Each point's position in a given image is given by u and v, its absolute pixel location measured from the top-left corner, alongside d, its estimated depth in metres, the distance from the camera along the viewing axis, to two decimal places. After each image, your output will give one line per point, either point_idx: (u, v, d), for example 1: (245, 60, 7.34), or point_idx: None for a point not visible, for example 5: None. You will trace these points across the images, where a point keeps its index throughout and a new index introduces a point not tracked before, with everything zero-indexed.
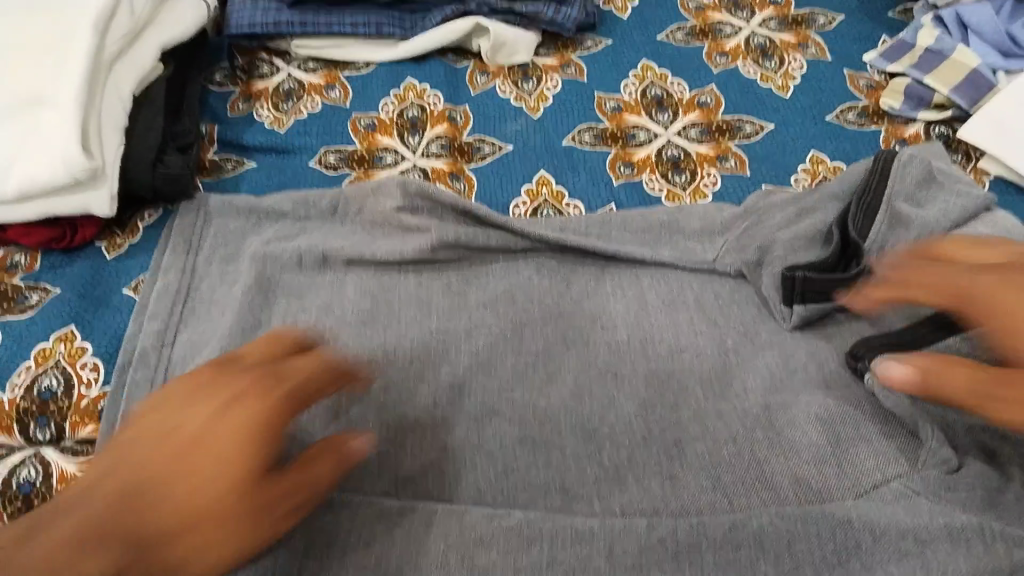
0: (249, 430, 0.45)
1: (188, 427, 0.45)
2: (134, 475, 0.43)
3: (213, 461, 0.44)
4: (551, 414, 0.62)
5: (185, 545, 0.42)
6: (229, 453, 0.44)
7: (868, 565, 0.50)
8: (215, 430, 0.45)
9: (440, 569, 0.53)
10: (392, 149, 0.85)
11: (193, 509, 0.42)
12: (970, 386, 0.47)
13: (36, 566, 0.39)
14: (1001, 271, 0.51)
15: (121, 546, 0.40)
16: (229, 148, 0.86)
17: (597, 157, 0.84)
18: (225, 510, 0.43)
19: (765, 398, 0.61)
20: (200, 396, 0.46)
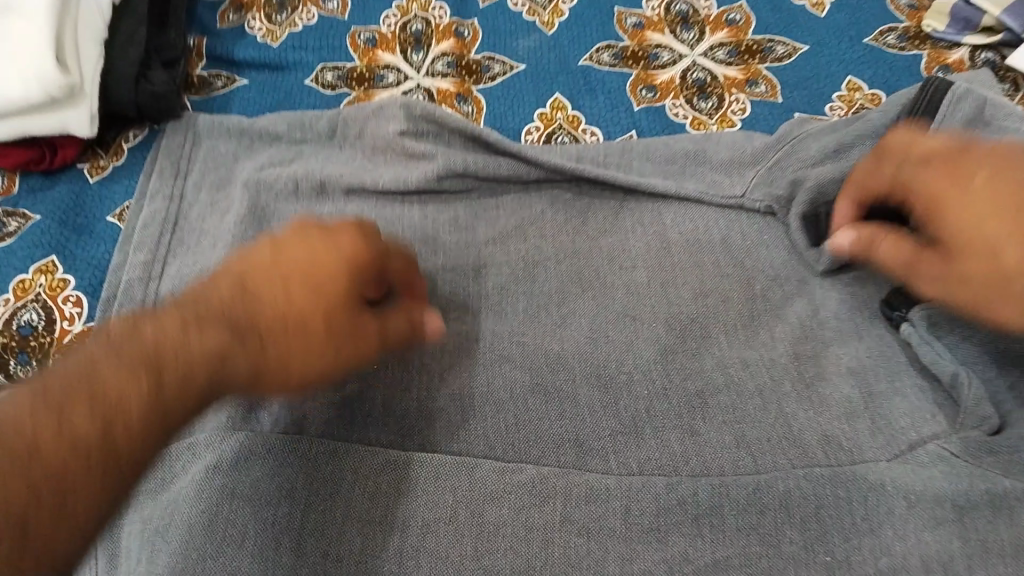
0: (344, 251, 0.46)
1: (285, 242, 0.46)
2: (248, 273, 0.45)
3: (310, 269, 0.45)
4: (564, 360, 0.58)
5: (285, 343, 0.43)
6: (326, 267, 0.45)
7: (900, 532, 0.48)
8: (311, 246, 0.46)
9: (450, 526, 0.50)
10: (393, 67, 0.79)
11: (292, 305, 0.43)
12: (902, 271, 0.52)
13: (157, 340, 0.40)
14: (945, 151, 0.51)
15: (232, 330, 0.42)
16: (219, 63, 0.80)
17: (616, 79, 0.78)
18: (324, 315, 0.44)
19: (794, 347, 0.57)
20: (298, 224, 0.48)
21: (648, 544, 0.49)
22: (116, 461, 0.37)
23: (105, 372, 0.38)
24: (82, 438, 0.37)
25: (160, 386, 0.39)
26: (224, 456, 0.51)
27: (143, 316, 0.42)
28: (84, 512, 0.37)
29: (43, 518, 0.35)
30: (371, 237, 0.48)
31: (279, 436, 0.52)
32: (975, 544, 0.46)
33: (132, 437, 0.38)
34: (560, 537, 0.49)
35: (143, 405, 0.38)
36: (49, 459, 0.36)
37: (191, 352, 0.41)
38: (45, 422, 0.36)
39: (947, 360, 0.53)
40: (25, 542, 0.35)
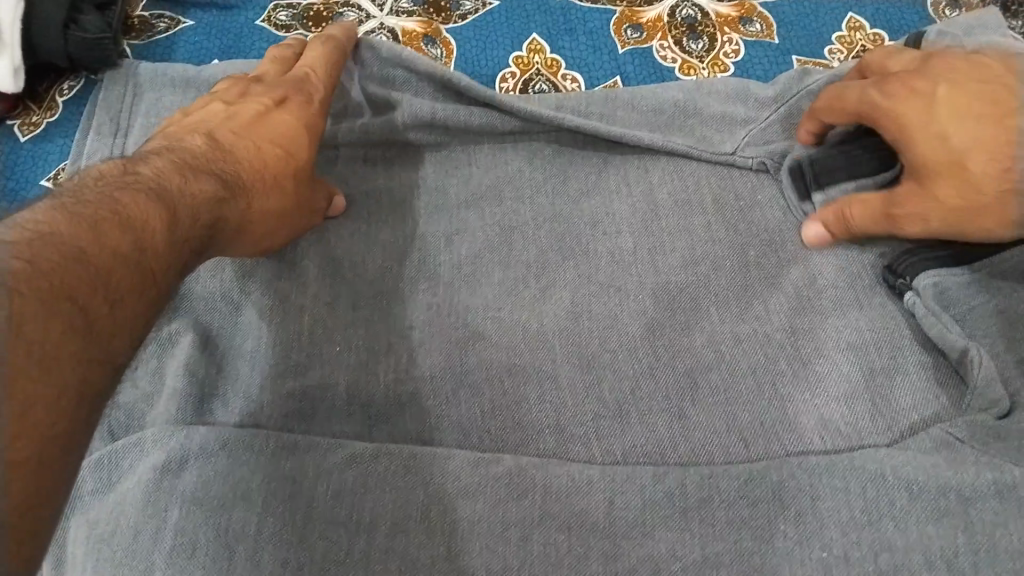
0: (300, 110, 0.56)
1: (245, 107, 0.56)
2: (204, 145, 0.51)
3: (285, 126, 0.55)
4: (544, 337, 0.54)
5: (265, 194, 0.51)
6: (294, 127, 0.55)
7: (902, 526, 0.43)
8: (277, 109, 0.56)
9: (420, 525, 0.46)
10: (354, 5, 0.72)
11: (273, 158, 0.53)
12: (881, 220, 0.53)
13: (155, 183, 0.44)
14: (901, 77, 0.56)
15: (212, 182, 0.48)
16: (162, 3, 0.72)
17: (599, 17, 0.72)
18: (292, 170, 0.53)
19: (790, 320, 0.53)
20: (233, 96, 0.57)
21: (632, 540, 0.45)
22: (150, 280, 0.40)
23: (121, 201, 0.41)
24: (120, 250, 0.39)
25: (171, 216, 0.43)
26: (174, 453, 0.47)
27: (131, 167, 0.45)
28: (131, 319, 0.38)
29: (104, 318, 0.36)
30: (315, 89, 0.58)
31: (233, 432, 0.48)
32: (981, 540, 0.42)
33: (158, 259, 0.41)
34: (539, 534, 0.45)
35: (162, 229, 0.42)
36: (97, 263, 0.37)
37: (187, 198, 0.45)
38: (84, 233, 0.38)
39: (956, 333, 0.49)
40: (91, 337, 0.35)
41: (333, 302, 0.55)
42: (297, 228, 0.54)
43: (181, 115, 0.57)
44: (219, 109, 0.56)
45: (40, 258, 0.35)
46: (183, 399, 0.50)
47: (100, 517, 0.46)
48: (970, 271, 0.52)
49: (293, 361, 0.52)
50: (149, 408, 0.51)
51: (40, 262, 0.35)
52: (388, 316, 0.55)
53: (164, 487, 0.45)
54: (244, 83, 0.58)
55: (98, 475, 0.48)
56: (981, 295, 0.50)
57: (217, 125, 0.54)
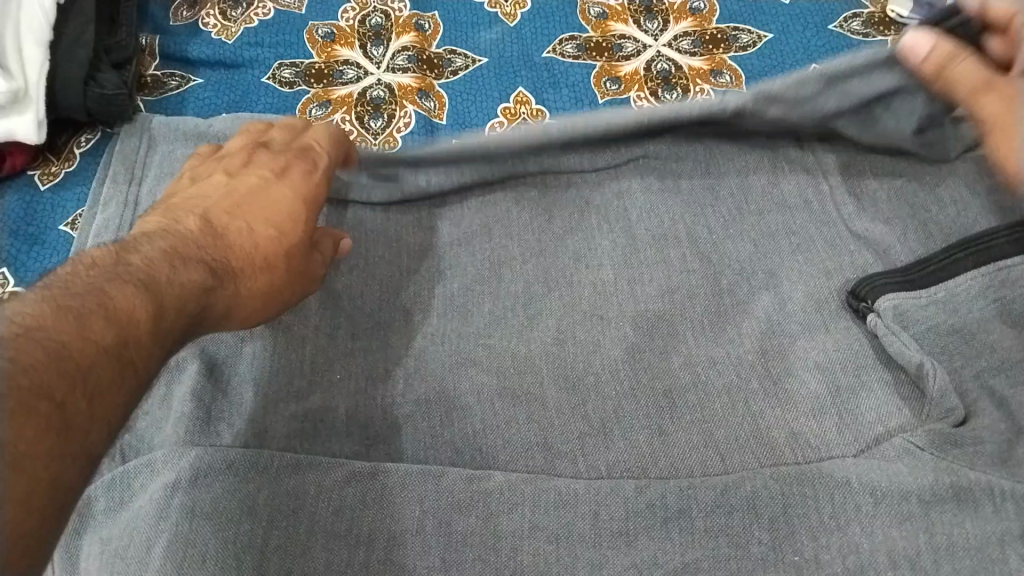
0: (298, 187, 0.56)
1: (245, 181, 0.56)
2: (196, 229, 0.52)
3: (281, 201, 0.55)
4: (532, 362, 0.57)
5: (254, 276, 0.52)
6: (290, 203, 0.55)
7: (868, 529, 0.47)
8: (276, 183, 0.56)
9: (417, 538, 0.48)
10: (353, 63, 0.77)
11: (267, 238, 0.53)
12: (977, 86, 0.51)
13: (142, 272, 0.45)
14: None
15: (200, 271, 0.49)
16: (174, 63, 0.78)
17: (580, 70, 0.77)
18: (286, 253, 0.53)
19: (760, 343, 0.57)
20: (236, 170, 0.58)
21: (617, 549, 0.48)
22: (130, 370, 0.41)
23: (109, 293, 0.43)
24: (102, 344, 0.40)
25: (159, 307, 0.44)
26: (184, 471, 0.49)
27: (120, 254, 0.47)
28: (109, 410, 0.40)
29: (82, 413, 0.38)
30: (316, 164, 0.58)
31: (239, 451, 0.51)
32: (941, 540, 0.45)
33: (142, 350, 0.42)
34: (529, 544, 0.48)
35: (148, 320, 0.43)
36: (79, 356, 0.39)
37: (172, 288, 0.46)
38: (69, 329, 0.40)
39: (912, 350, 0.53)
40: (67, 435, 0.37)
41: (333, 332, 0.59)
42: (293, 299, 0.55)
43: (186, 184, 0.58)
44: (222, 182, 0.57)
45: (23, 357, 0.37)
46: (192, 421, 0.53)
47: (114, 534, 0.48)
48: (927, 295, 0.55)
49: (296, 387, 0.56)
50: (159, 432, 0.54)
51: (21, 362, 0.37)
52: (385, 345, 0.58)
53: (175, 503, 0.48)
54: (249, 148, 0.60)
55: (111, 496, 0.51)
56: (936, 315, 0.54)
57: (213, 205, 0.54)
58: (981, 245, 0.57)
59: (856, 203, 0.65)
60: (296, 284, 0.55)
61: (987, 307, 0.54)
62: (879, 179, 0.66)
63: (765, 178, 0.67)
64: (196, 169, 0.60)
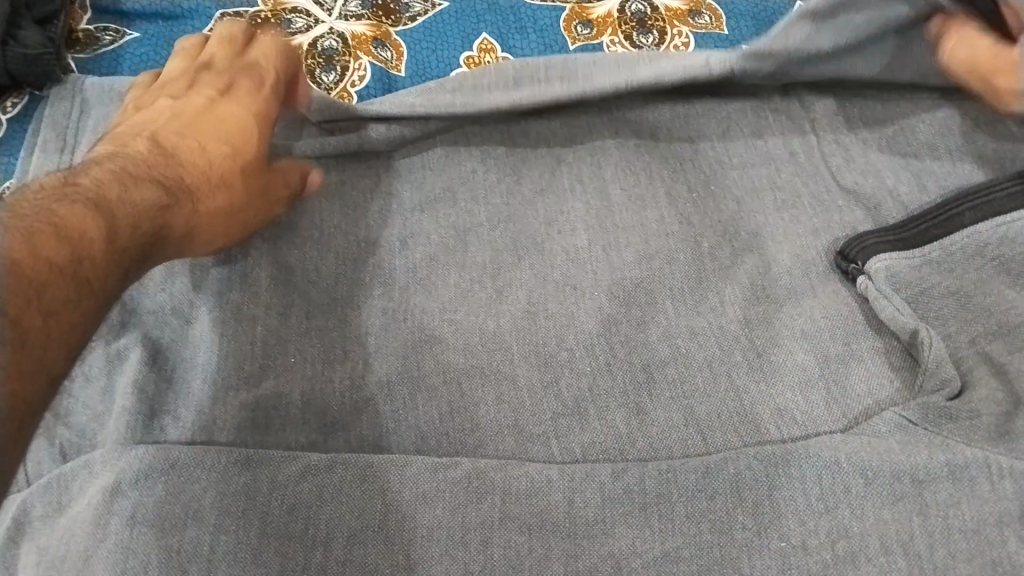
0: (246, 107, 0.57)
1: (191, 104, 0.57)
2: (147, 152, 0.52)
3: (229, 121, 0.56)
4: (501, 338, 0.53)
5: (211, 195, 0.53)
6: (242, 119, 0.57)
7: (858, 512, 0.43)
8: (223, 105, 0.57)
9: (379, 535, 0.45)
10: (301, 11, 0.72)
11: (218, 157, 0.55)
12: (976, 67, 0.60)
13: (94, 192, 0.46)
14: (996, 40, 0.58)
15: (153, 190, 0.49)
16: (108, 16, 0.72)
17: (549, 14, 0.73)
18: (241, 169, 0.55)
19: (744, 311, 0.53)
20: (182, 99, 0.58)
21: (592, 538, 0.45)
22: (89, 289, 0.41)
23: (58, 213, 0.43)
24: (53, 260, 0.40)
25: (112, 223, 0.44)
26: (123, 472, 0.45)
27: (68, 182, 0.46)
28: (68, 330, 0.39)
29: (39, 329, 0.37)
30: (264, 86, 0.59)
31: (183, 448, 0.47)
32: (937, 523, 0.42)
33: (98, 268, 0.42)
34: (499, 536, 0.45)
35: (100, 238, 0.43)
36: (33, 273, 0.38)
37: (126, 206, 0.46)
38: (21, 246, 0.39)
39: (907, 315, 0.49)
40: (22, 349, 0.36)
41: (286, 311, 0.54)
42: (257, 220, 0.55)
43: (132, 112, 0.58)
44: (168, 107, 0.57)
45: None
46: (135, 416, 0.49)
47: (50, 543, 0.45)
48: (920, 256, 0.52)
49: (247, 373, 0.51)
50: (101, 427, 0.50)
51: None
52: (343, 323, 0.54)
53: (115, 508, 0.44)
54: (191, 75, 0.60)
55: (48, 499, 0.47)
56: (931, 277, 0.51)
57: (161, 129, 0.55)
58: (977, 201, 0.53)
59: (846, 154, 0.61)
60: (257, 207, 0.55)
61: (984, 267, 0.51)
62: (870, 129, 0.62)
63: (748, 130, 0.63)
64: (139, 99, 0.59)
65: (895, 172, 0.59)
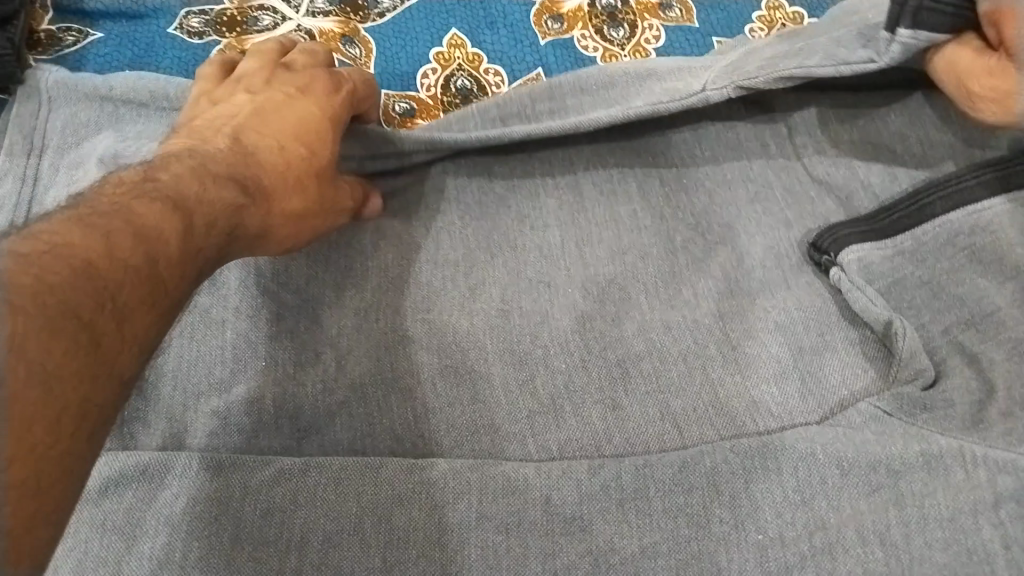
0: (323, 107, 0.54)
1: (266, 101, 0.54)
2: (225, 145, 0.49)
3: (306, 118, 0.53)
4: (475, 336, 0.53)
5: (287, 196, 0.50)
6: (317, 120, 0.54)
7: (834, 503, 0.43)
8: (299, 101, 0.54)
9: (355, 538, 0.44)
10: (268, 9, 0.71)
11: (294, 158, 0.51)
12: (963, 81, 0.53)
13: (172, 185, 0.42)
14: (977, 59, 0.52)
15: (232, 188, 0.46)
16: (70, 16, 0.70)
17: (520, 8, 0.72)
18: (314, 175, 0.52)
19: (718, 304, 0.53)
20: (257, 90, 0.55)
21: (571, 535, 0.45)
22: (162, 292, 0.37)
23: (137, 211, 0.38)
24: (128, 261, 0.36)
25: (191, 223, 0.41)
26: (93, 480, 0.45)
27: (147, 172, 0.43)
28: (140, 336, 0.35)
29: (113, 332, 0.34)
30: (341, 90, 0.56)
31: (155, 454, 0.46)
32: (913, 513, 0.42)
33: (172, 272, 0.38)
34: (476, 536, 0.45)
35: (177, 239, 0.39)
36: (107, 274, 0.34)
37: (206, 204, 0.43)
38: (96, 244, 0.35)
39: (879, 307, 0.49)
40: (98, 353, 0.33)
41: (255, 313, 0.53)
42: (323, 227, 0.53)
43: (204, 102, 0.55)
44: (244, 100, 0.54)
45: (48, 271, 0.32)
46: None
47: None
48: (893, 246, 0.52)
49: (217, 378, 0.51)
50: None
51: (47, 279, 0.32)
52: (315, 325, 0.53)
53: (84, 516, 0.43)
54: (265, 69, 0.57)
55: None
56: (903, 267, 0.51)
57: (237, 123, 0.52)
58: (950, 188, 0.53)
59: (818, 145, 0.61)
60: (325, 213, 0.53)
61: (956, 256, 0.51)
62: (843, 119, 0.62)
63: (719, 123, 0.63)
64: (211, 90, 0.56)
65: (865, 160, 0.60)
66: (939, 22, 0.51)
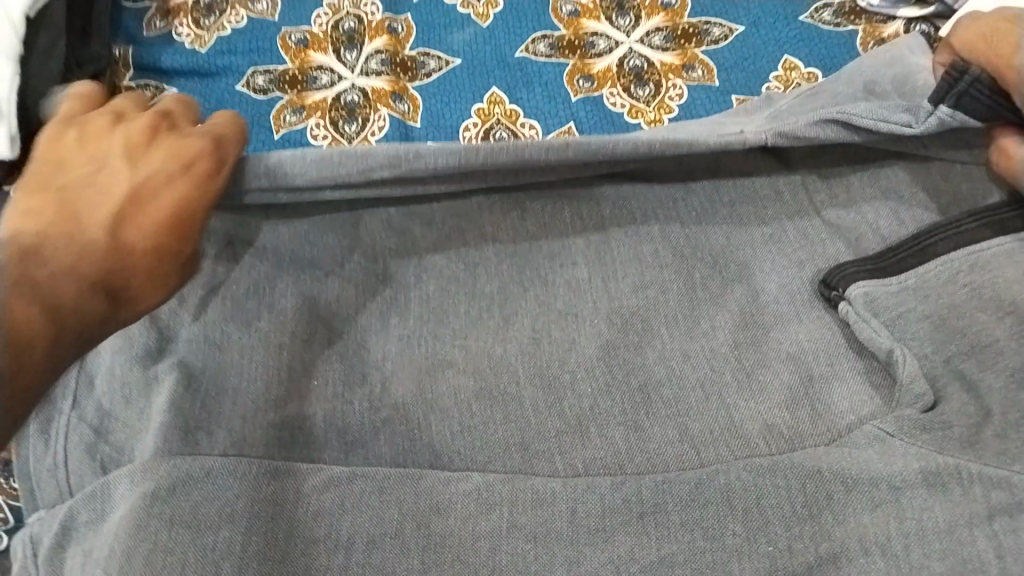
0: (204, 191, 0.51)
1: (144, 169, 0.50)
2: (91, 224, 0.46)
3: (186, 203, 0.49)
4: (508, 362, 0.57)
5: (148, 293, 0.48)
6: (195, 205, 0.50)
7: (839, 517, 0.47)
8: (178, 177, 0.50)
9: (395, 540, 0.48)
10: (326, 69, 0.78)
11: (169, 251, 0.48)
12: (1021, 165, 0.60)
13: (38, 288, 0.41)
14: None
15: (94, 292, 0.44)
16: (149, 73, 0.78)
17: (554, 69, 0.79)
18: (181, 269, 0.49)
19: (734, 335, 0.58)
20: (127, 152, 0.50)
21: (594, 545, 0.48)
22: (21, 402, 0.39)
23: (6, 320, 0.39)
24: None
25: (56, 336, 0.41)
26: (162, 480, 0.49)
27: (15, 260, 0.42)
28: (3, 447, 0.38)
29: None
30: (220, 168, 0.52)
31: (221, 460, 0.50)
32: (912, 525, 0.45)
33: (34, 378, 0.40)
34: (507, 544, 0.48)
35: (43, 350, 0.40)
36: None
37: (64, 313, 0.42)
38: None
39: (883, 337, 0.53)
40: None
41: (309, 338, 0.58)
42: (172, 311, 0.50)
43: (72, 150, 0.50)
44: (114, 164, 0.49)
45: None
46: (173, 432, 0.52)
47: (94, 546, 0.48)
48: (897, 283, 0.56)
49: (273, 395, 0.55)
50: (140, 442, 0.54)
51: None
52: (363, 350, 0.59)
53: (155, 513, 0.47)
54: (149, 124, 0.53)
55: (93, 506, 0.51)
56: (907, 302, 0.55)
57: (106, 194, 0.48)
58: (949, 231, 0.58)
59: (830, 191, 0.66)
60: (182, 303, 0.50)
61: (958, 291, 0.54)
62: (854, 169, 0.67)
63: (737, 172, 0.67)
64: (84, 129, 0.51)
65: (873, 205, 0.64)
66: (977, 107, 0.61)
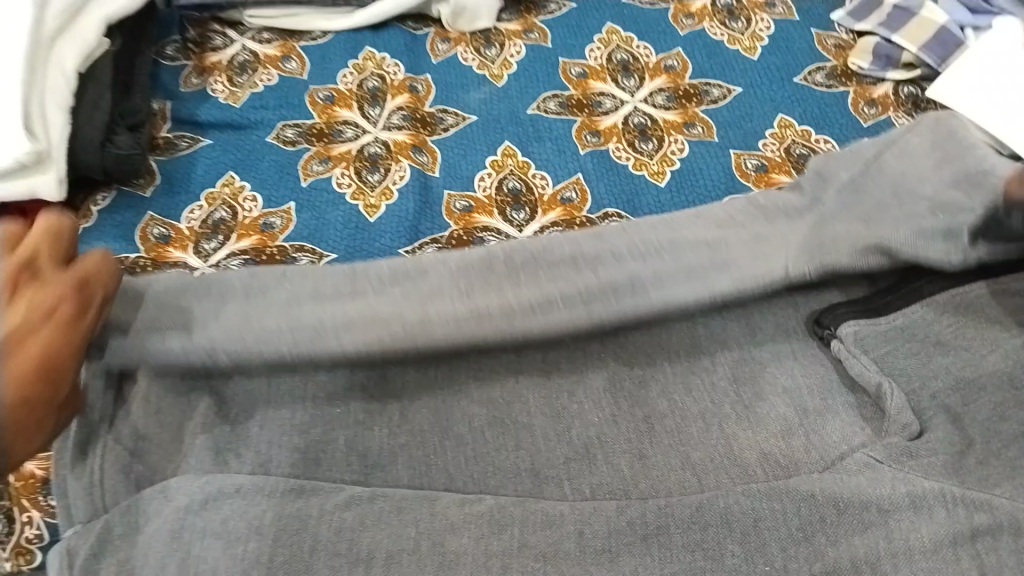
0: (73, 338, 0.49)
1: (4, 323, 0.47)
2: None
3: (56, 352, 0.48)
4: (519, 393, 0.61)
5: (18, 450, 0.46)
6: (64, 354, 0.48)
7: (833, 538, 0.50)
8: (41, 328, 0.48)
9: (412, 556, 0.51)
10: (351, 123, 0.84)
11: (39, 401, 0.47)
12: None
13: None
14: None
15: None
16: (185, 126, 0.83)
17: (564, 125, 0.84)
18: (51, 417, 0.48)
19: (733, 370, 0.61)
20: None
21: (601, 564, 0.50)
22: None
23: None
24: None
25: None
26: (196, 496, 0.52)
27: None
28: None
29: None
30: (86, 311, 0.51)
31: (252, 479, 0.54)
32: (899, 545, 0.49)
33: None
34: (518, 562, 0.50)
35: None
36: None
37: None
38: None
39: (872, 372, 0.57)
40: None
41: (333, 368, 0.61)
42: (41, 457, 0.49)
43: None
44: None
45: None
46: (205, 452, 0.56)
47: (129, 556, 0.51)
48: (886, 323, 0.59)
49: (299, 421, 0.58)
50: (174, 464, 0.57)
51: None
52: (382, 379, 0.61)
53: (189, 525, 0.51)
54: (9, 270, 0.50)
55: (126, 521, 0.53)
56: (893, 340, 0.58)
57: None
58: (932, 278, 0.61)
59: None
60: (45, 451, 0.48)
61: (942, 331, 0.58)
62: None
63: None
64: None
65: None
66: None
